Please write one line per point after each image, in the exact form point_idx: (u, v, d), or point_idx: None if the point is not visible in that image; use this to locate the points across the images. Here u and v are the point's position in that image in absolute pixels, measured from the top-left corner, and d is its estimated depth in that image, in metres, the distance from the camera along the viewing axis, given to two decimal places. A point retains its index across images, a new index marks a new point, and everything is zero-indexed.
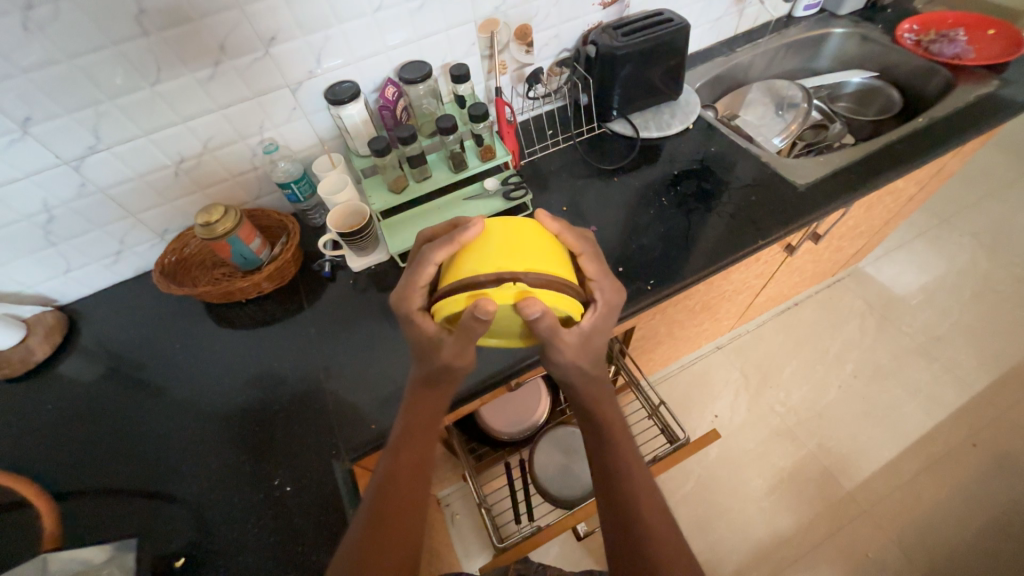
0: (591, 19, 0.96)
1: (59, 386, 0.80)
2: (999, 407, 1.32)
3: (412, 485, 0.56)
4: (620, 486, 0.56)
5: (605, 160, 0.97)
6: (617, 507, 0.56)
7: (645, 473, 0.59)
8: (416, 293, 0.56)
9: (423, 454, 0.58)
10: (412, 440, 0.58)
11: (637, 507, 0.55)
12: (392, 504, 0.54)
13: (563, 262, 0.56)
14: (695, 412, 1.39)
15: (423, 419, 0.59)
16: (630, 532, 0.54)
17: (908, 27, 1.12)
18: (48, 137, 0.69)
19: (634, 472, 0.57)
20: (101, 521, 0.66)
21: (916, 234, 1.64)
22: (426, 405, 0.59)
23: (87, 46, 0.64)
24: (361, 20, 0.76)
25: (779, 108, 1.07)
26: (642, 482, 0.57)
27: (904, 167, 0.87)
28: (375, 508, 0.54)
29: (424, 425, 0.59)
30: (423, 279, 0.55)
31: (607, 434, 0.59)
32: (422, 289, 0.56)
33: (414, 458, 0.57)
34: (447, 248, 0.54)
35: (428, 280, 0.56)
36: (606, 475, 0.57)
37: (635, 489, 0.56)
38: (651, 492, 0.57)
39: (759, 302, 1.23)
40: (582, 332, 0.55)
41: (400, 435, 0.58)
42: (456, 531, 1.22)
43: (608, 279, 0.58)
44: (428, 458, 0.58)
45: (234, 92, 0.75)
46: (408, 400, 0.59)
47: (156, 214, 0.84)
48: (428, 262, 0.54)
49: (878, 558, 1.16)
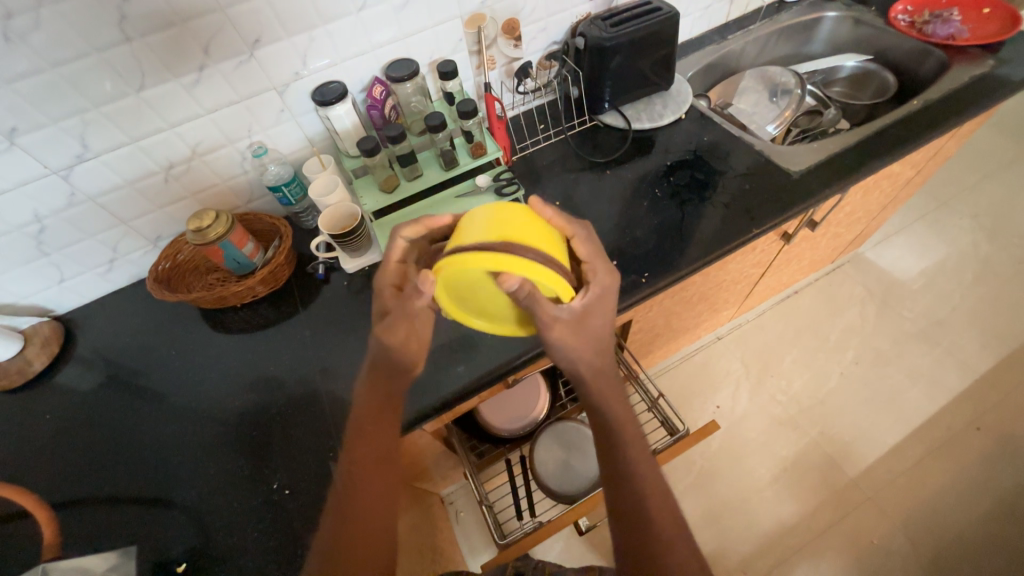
0: (579, 11, 0.95)
1: (58, 396, 0.80)
2: (1002, 390, 1.31)
3: (385, 488, 0.58)
4: (633, 491, 0.56)
5: (598, 153, 0.97)
6: (625, 510, 0.55)
7: (657, 476, 0.58)
8: (388, 269, 0.60)
9: (386, 442, 0.59)
10: (366, 432, 0.59)
11: (646, 513, 0.55)
12: (358, 503, 0.56)
13: (553, 239, 0.57)
14: (696, 403, 1.39)
15: (379, 404, 0.61)
16: (638, 536, 0.54)
17: (901, 9, 1.10)
18: (35, 147, 0.69)
19: (649, 476, 0.57)
20: (101, 529, 0.67)
21: (916, 217, 1.63)
22: (384, 401, 0.61)
23: (69, 55, 0.63)
24: (346, 19, 0.76)
25: (772, 94, 1.06)
26: (653, 490, 0.56)
27: (898, 151, 0.86)
28: (342, 504, 0.56)
29: (381, 414, 0.60)
30: (395, 256, 0.60)
31: (617, 438, 0.58)
32: (396, 265, 0.60)
33: (376, 450, 0.59)
34: (415, 225, 0.60)
35: (399, 257, 0.60)
36: (615, 478, 0.57)
37: (645, 496, 0.56)
38: (662, 496, 0.57)
39: (758, 290, 1.23)
40: (576, 310, 0.55)
41: (355, 426, 0.60)
42: (460, 528, 1.23)
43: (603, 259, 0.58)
44: (390, 451, 0.59)
45: (220, 95, 0.75)
46: (362, 391, 0.61)
47: (147, 221, 0.84)
48: (397, 237, 0.59)
49: (883, 545, 1.16)
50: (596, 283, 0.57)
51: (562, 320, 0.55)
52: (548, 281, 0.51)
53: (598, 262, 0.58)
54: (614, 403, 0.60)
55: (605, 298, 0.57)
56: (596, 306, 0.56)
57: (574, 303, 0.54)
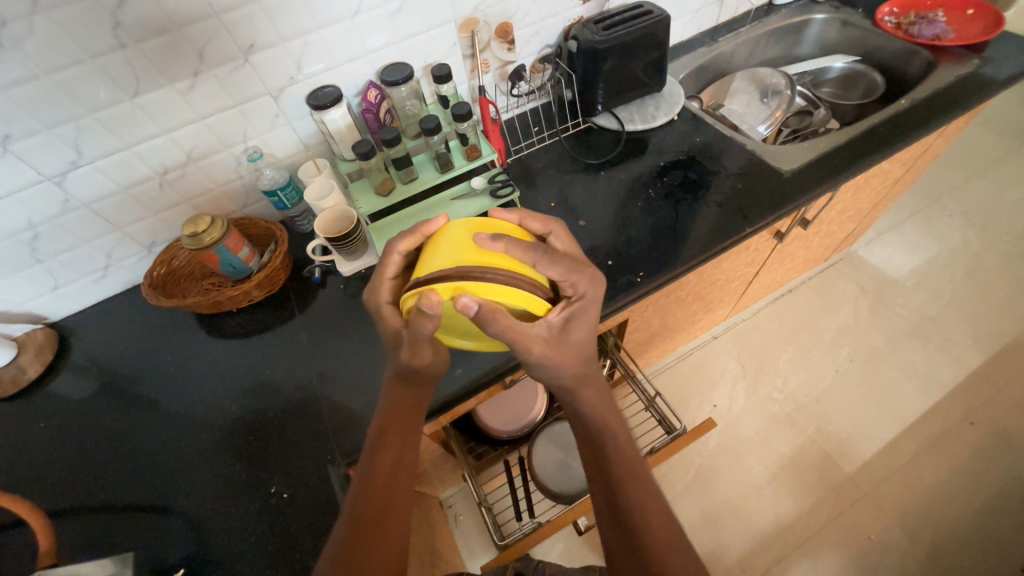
0: (571, 14, 0.96)
1: (52, 404, 0.79)
2: (995, 385, 1.33)
3: (398, 494, 0.57)
4: (629, 496, 0.56)
5: (592, 155, 0.97)
6: (620, 516, 0.55)
7: (651, 476, 0.59)
8: (383, 286, 0.59)
9: (404, 454, 0.59)
10: (390, 439, 0.59)
11: (643, 518, 0.55)
12: (371, 511, 0.55)
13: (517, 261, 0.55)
14: (693, 402, 1.39)
15: (405, 415, 0.60)
16: (635, 541, 0.54)
17: (888, 11, 1.12)
18: (29, 154, 0.69)
19: (643, 480, 0.58)
20: (99, 536, 0.66)
21: (907, 215, 1.65)
22: (410, 411, 0.61)
23: (63, 61, 0.63)
24: (340, 25, 0.76)
25: (763, 95, 1.07)
26: (649, 494, 0.57)
27: (887, 150, 0.88)
28: (356, 511, 0.55)
29: (402, 423, 0.60)
30: (389, 271, 0.60)
31: (612, 443, 0.59)
32: (390, 281, 0.60)
33: (395, 461, 0.58)
34: (412, 237, 0.59)
35: (394, 272, 0.60)
36: (611, 484, 0.57)
37: (642, 500, 0.56)
38: (656, 497, 0.57)
39: (753, 289, 1.24)
40: (555, 325, 0.55)
41: (376, 436, 0.59)
42: (459, 531, 1.22)
43: (582, 269, 0.56)
44: (407, 460, 0.59)
45: (215, 100, 0.75)
46: (388, 398, 0.61)
47: (142, 227, 0.84)
48: (393, 253, 0.60)
49: (881, 540, 1.16)
50: (578, 297, 0.56)
51: (544, 337, 0.54)
52: (499, 297, 0.51)
53: (577, 274, 0.55)
54: (610, 405, 0.61)
55: (587, 310, 0.56)
56: (582, 319, 0.56)
57: (550, 317, 0.54)
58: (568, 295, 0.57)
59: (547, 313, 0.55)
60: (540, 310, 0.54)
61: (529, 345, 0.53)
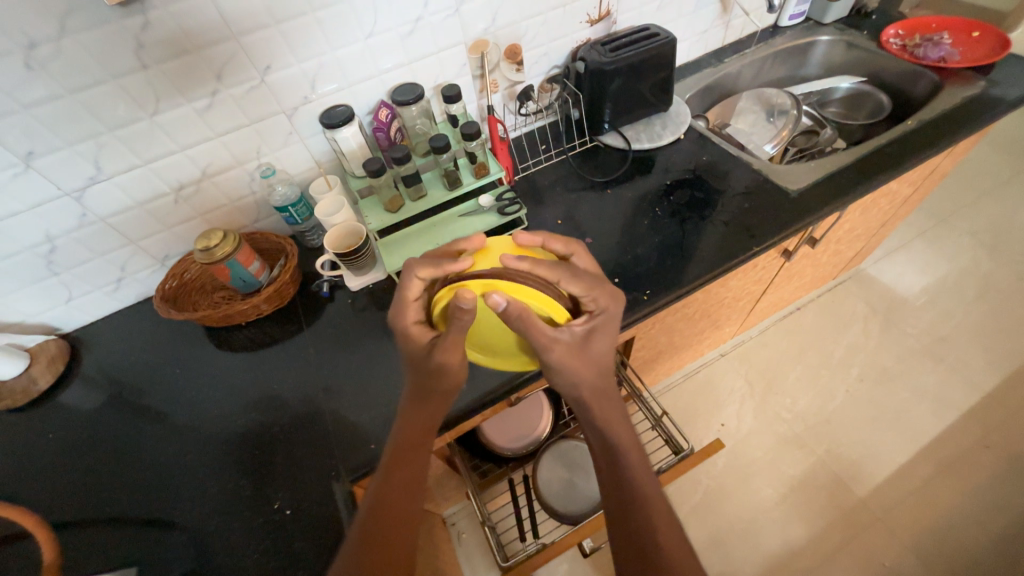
0: (579, 36, 0.98)
1: (60, 416, 0.80)
2: (1010, 407, 1.30)
3: (404, 512, 0.56)
4: (643, 520, 0.55)
5: (598, 173, 0.98)
6: (635, 541, 0.54)
7: (662, 496, 0.58)
8: (409, 307, 0.59)
9: (411, 472, 0.58)
10: (398, 456, 0.59)
11: (657, 543, 0.54)
12: (376, 529, 0.54)
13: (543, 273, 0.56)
14: (701, 421, 1.37)
15: (415, 433, 0.61)
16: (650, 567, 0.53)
17: (894, 33, 1.13)
18: (50, 169, 0.71)
19: (658, 504, 0.57)
20: (102, 550, 0.66)
21: (916, 234, 1.64)
22: (420, 429, 0.61)
23: (87, 80, 0.66)
24: (355, 45, 0.78)
25: (769, 115, 1.08)
26: (662, 518, 0.56)
27: (895, 170, 0.88)
28: (365, 529, 0.55)
29: (415, 441, 0.60)
30: (411, 293, 0.58)
31: (625, 464, 0.58)
32: (415, 302, 0.59)
33: (401, 478, 0.58)
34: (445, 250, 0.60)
35: (417, 293, 0.58)
36: (624, 507, 0.56)
37: (657, 524, 0.55)
38: (670, 521, 0.56)
39: (760, 307, 1.23)
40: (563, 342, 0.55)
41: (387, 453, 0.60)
42: (462, 550, 1.20)
43: (603, 285, 0.56)
44: (415, 479, 0.58)
45: (231, 119, 0.77)
46: (402, 414, 0.61)
47: (157, 241, 0.85)
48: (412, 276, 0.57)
49: (895, 567, 1.13)
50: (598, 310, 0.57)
51: (565, 341, 0.55)
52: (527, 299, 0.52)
53: (597, 289, 0.56)
54: (620, 422, 0.61)
55: (608, 324, 0.58)
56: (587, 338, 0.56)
57: (573, 325, 0.56)
58: (588, 308, 0.58)
59: (568, 321, 0.56)
60: (560, 316, 0.55)
61: (550, 349, 0.54)
